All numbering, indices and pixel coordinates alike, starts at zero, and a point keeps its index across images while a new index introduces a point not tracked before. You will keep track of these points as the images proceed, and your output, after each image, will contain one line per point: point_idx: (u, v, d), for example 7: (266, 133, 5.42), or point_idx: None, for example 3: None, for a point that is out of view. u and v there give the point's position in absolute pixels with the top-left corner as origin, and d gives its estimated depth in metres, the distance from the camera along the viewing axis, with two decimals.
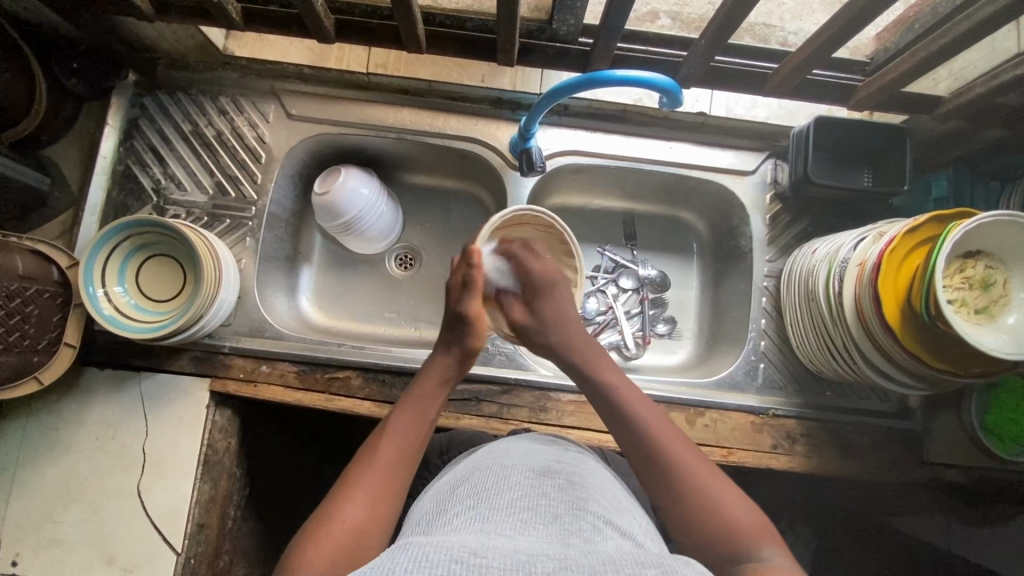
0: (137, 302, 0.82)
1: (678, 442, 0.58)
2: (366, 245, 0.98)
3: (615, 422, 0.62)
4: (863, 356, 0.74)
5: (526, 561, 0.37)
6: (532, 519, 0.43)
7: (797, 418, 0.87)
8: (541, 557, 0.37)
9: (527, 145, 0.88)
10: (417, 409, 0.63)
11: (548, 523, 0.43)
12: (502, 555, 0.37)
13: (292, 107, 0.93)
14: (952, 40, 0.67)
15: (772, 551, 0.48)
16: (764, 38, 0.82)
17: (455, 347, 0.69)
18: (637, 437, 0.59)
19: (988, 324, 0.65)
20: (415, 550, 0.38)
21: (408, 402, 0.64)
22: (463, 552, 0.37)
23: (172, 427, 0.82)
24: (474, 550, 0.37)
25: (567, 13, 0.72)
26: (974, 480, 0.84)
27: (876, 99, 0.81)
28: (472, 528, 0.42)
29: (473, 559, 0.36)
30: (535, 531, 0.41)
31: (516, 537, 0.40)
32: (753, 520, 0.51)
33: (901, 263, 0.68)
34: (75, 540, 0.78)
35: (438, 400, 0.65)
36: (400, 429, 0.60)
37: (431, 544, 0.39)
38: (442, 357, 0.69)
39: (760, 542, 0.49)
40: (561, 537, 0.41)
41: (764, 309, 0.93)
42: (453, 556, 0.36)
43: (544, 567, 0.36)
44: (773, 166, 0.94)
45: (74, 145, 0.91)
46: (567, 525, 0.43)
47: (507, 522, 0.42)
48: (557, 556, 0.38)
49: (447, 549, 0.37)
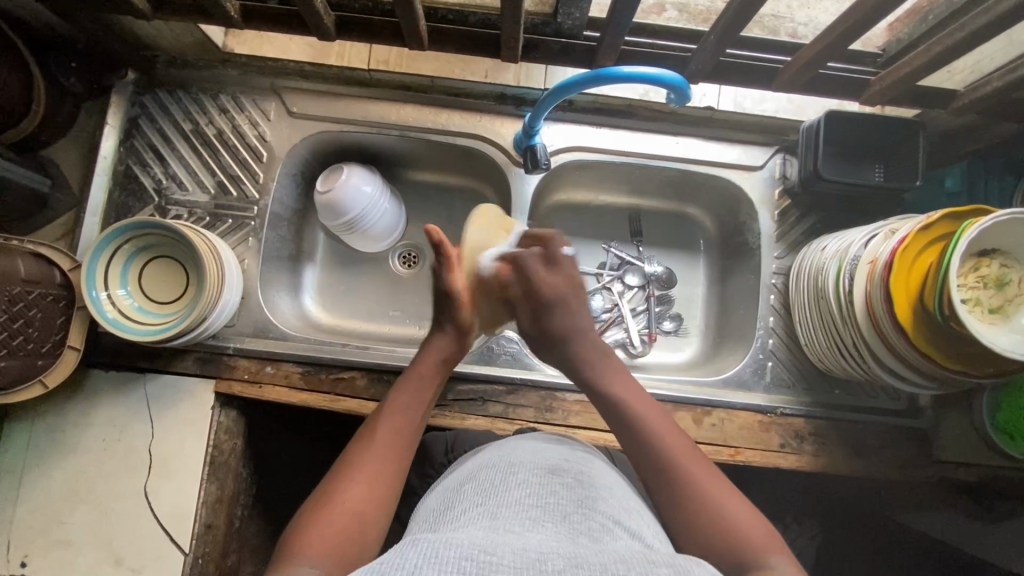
0: (140, 304, 0.81)
1: (687, 458, 0.56)
2: (368, 244, 0.97)
3: (631, 445, 0.60)
4: (873, 354, 0.73)
5: (537, 559, 0.36)
6: (541, 517, 0.42)
7: (805, 416, 0.87)
8: (551, 555, 0.37)
9: (531, 142, 0.86)
10: (413, 396, 0.63)
11: (557, 521, 0.42)
12: (512, 553, 0.36)
13: (294, 105, 0.91)
14: (968, 34, 0.65)
15: (780, 560, 0.48)
16: (773, 30, 0.81)
17: (449, 325, 0.70)
18: (650, 451, 0.58)
19: (1003, 324, 0.64)
20: (424, 547, 0.37)
21: (405, 386, 0.64)
22: (473, 549, 0.36)
23: (177, 429, 0.82)
24: (484, 547, 0.37)
25: (572, 6, 0.70)
26: (983, 478, 0.84)
27: (888, 94, 0.78)
28: (480, 525, 0.41)
29: (483, 555, 0.35)
30: (544, 529, 0.41)
31: (525, 533, 0.40)
32: (764, 532, 0.50)
33: (916, 259, 0.66)
34: (83, 541, 0.79)
35: (430, 386, 0.65)
36: (398, 415, 0.60)
37: (440, 541, 0.38)
38: (439, 338, 0.70)
39: (767, 552, 0.48)
40: (571, 535, 0.41)
41: (772, 306, 0.92)
42: (463, 553, 0.36)
43: (555, 565, 0.35)
44: (781, 161, 0.92)
45: (74, 145, 0.90)
46: (576, 524, 0.42)
47: (515, 519, 0.42)
48: (567, 555, 0.37)
49: (457, 546, 0.37)
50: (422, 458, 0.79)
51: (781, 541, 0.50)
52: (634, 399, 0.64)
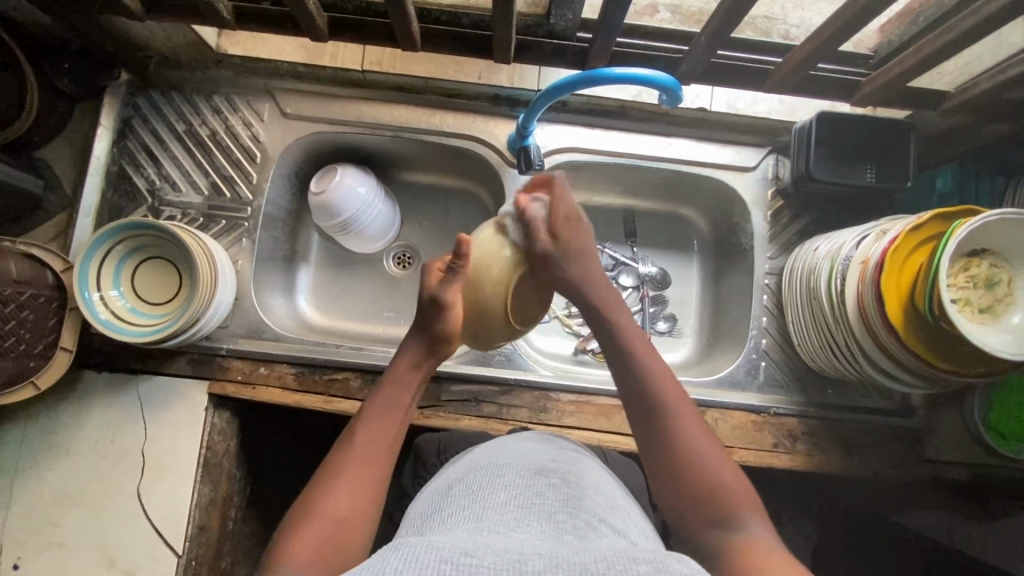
0: (133, 305, 0.81)
1: (677, 411, 0.57)
2: (363, 244, 0.97)
3: (628, 391, 0.60)
4: (864, 353, 0.73)
5: (518, 559, 0.36)
6: (526, 517, 0.43)
7: (799, 416, 0.87)
8: (533, 555, 0.37)
9: (525, 143, 0.86)
10: (394, 399, 0.61)
11: (542, 521, 0.42)
12: (493, 554, 0.36)
13: (288, 106, 0.91)
14: (957, 36, 0.66)
15: (753, 519, 0.49)
16: (765, 31, 0.81)
17: (425, 334, 0.65)
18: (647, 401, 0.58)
19: (992, 324, 0.65)
20: (406, 551, 0.37)
21: (384, 391, 0.62)
22: (454, 552, 0.36)
23: (170, 430, 0.82)
24: (465, 549, 0.37)
25: (565, 7, 0.70)
26: (975, 477, 0.84)
27: (880, 95, 0.79)
28: (465, 527, 0.41)
29: (464, 558, 0.36)
30: (529, 529, 0.41)
31: (509, 534, 0.40)
32: (743, 490, 0.52)
33: (904, 261, 0.67)
34: (76, 543, 0.78)
35: (410, 389, 0.63)
36: (380, 420, 0.59)
37: (422, 545, 0.38)
38: (413, 344, 0.65)
39: (742, 509, 0.50)
40: (555, 535, 0.41)
41: (765, 306, 0.92)
42: (443, 556, 0.36)
43: (536, 565, 0.35)
44: (774, 161, 0.92)
45: (67, 146, 0.89)
46: (561, 523, 0.42)
47: (500, 520, 0.42)
48: (549, 555, 0.37)
49: (438, 549, 0.37)
50: (416, 459, 0.79)
51: (758, 499, 0.52)
52: (636, 342, 0.63)
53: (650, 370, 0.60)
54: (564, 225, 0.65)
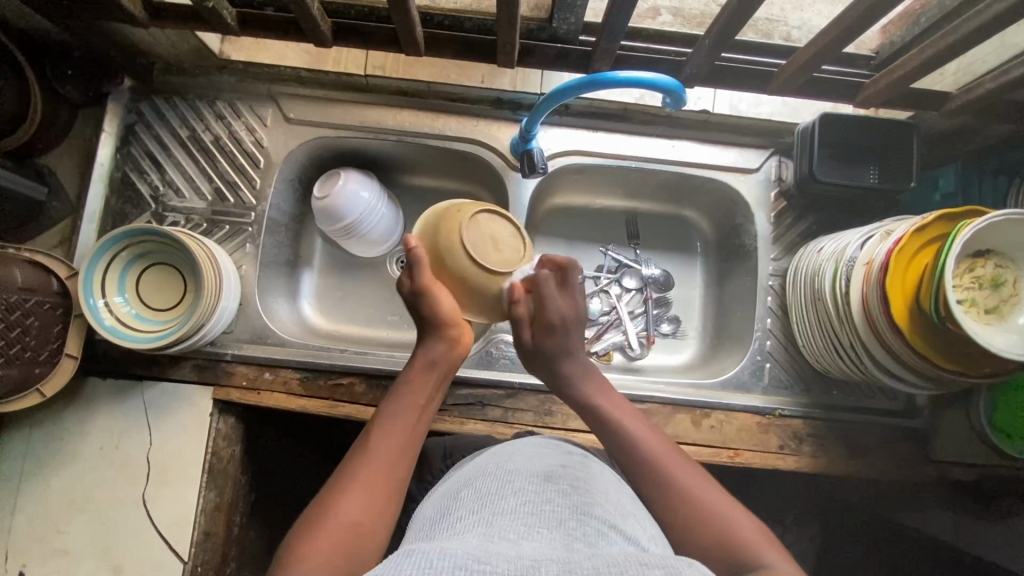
0: (137, 311, 0.81)
1: (676, 466, 0.57)
2: (367, 249, 0.97)
3: (623, 458, 0.60)
4: (870, 355, 0.73)
5: (531, 566, 0.36)
6: (536, 524, 0.42)
7: (804, 417, 0.87)
8: (545, 561, 0.37)
9: (529, 146, 0.86)
10: (409, 402, 0.62)
11: (552, 528, 0.42)
12: (506, 561, 0.36)
13: (291, 111, 0.92)
14: (961, 37, 0.66)
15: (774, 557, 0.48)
16: (767, 33, 0.82)
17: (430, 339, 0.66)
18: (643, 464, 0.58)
19: (999, 324, 0.65)
20: (418, 557, 0.37)
21: (398, 395, 0.62)
22: (467, 558, 0.36)
23: (175, 436, 0.82)
24: (478, 556, 0.37)
25: (568, 11, 0.70)
26: (981, 478, 0.84)
27: (884, 96, 0.79)
28: (475, 534, 0.41)
29: (477, 564, 0.36)
30: (539, 536, 0.41)
31: (520, 541, 0.40)
32: (758, 532, 0.51)
33: (910, 261, 0.67)
34: (81, 550, 0.78)
35: (426, 390, 0.63)
36: (393, 424, 0.59)
37: (434, 551, 0.38)
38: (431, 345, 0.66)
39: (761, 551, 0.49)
40: (566, 541, 0.41)
41: (770, 308, 0.92)
42: (457, 563, 0.36)
43: (549, 572, 0.35)
44: (776, 164, 0.93)
45: (70, 153, 0.89)
46: (571, 530, 0.42)
47: (510, 527, 0.42)
48: (561, 561, 0.37)
49: (451, 555, 0.37)
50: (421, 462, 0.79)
51: (774, 539, 0.51)
52: (621, 412, 0.64)
53: (639, 436, 0.61)
54: (552, 329, 0.67)
